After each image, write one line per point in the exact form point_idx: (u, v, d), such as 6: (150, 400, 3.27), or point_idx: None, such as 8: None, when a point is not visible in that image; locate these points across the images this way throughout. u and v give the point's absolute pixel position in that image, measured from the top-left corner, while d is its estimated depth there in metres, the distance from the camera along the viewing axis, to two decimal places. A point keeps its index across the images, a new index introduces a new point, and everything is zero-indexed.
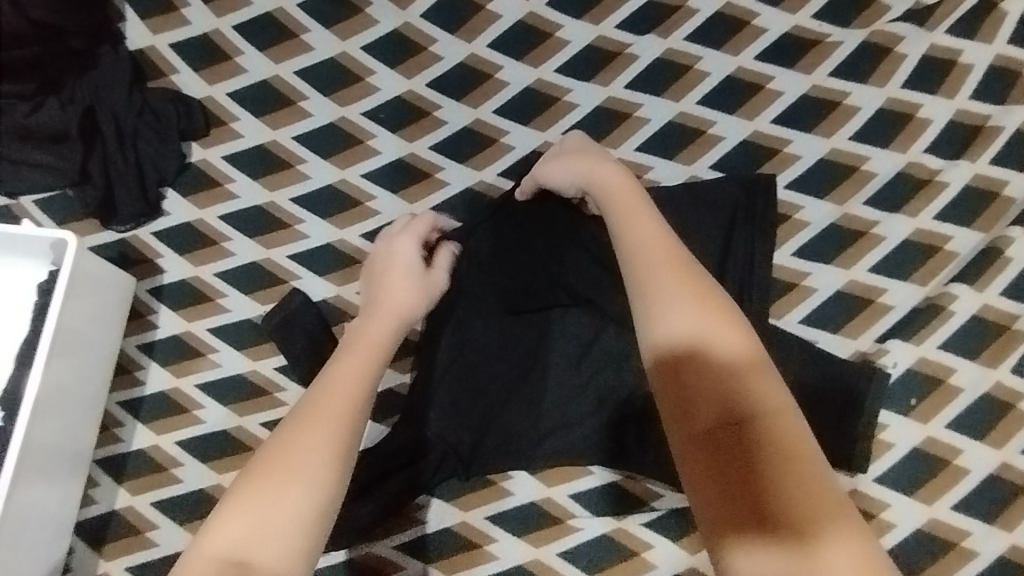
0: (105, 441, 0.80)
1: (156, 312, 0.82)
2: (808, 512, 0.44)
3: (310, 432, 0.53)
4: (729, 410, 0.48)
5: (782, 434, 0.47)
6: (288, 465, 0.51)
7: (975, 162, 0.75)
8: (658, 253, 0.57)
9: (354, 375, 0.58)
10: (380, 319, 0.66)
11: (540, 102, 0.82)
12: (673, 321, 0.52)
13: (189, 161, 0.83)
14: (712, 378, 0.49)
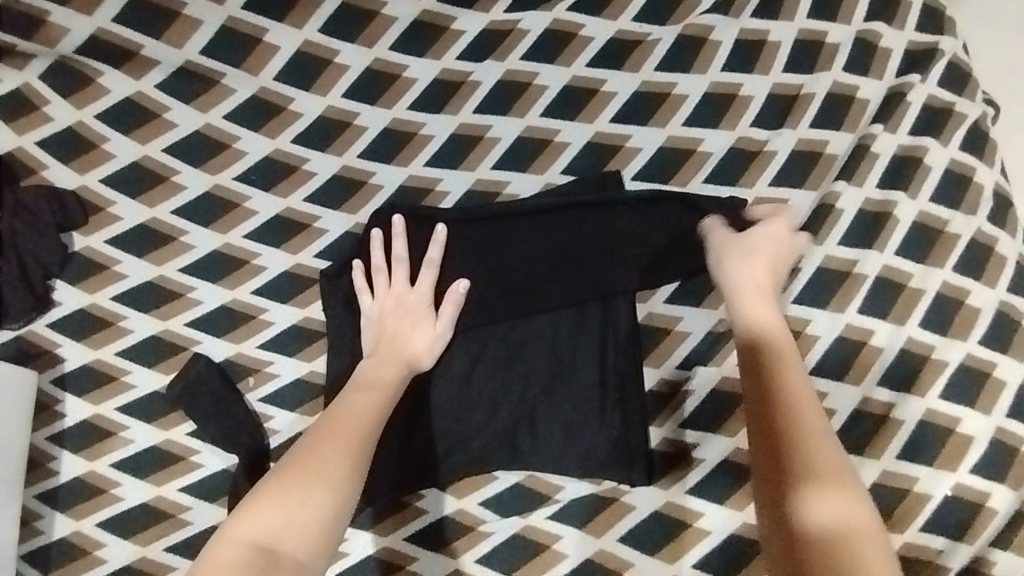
0: (27, 536, 0.82)
1: (62, 401, 0.84)
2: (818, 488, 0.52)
3: (328, 446, 0.60)
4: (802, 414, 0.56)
5: (817, 445, 0.54)
6: (315, 467, 0.58)
7: (796, 129, 0.83)
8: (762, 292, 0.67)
9: (365, 403, 0.65)
10: (388, 364, 0.72)
11: (398, 141, 0.87)
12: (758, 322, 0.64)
13: (72, 252, 0.85)
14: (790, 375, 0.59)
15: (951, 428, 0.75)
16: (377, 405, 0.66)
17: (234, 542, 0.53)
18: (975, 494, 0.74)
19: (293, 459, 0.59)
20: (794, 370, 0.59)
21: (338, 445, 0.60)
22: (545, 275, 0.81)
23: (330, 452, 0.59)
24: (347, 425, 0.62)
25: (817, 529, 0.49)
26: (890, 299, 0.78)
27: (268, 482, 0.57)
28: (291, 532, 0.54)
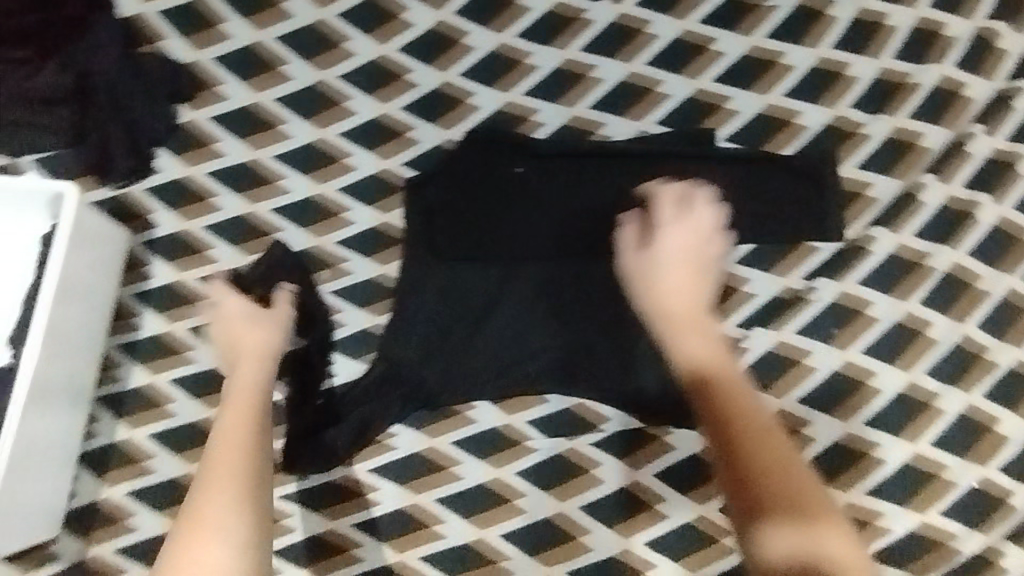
0: (106, 381, 0.86)
1: (150, 264, 0.89)
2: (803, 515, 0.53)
3: (219, 463, 0.64)
4: (758, 444, 0.56)
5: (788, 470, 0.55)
6: (199, 509, 0.60)
7: (895, 117, 0.83)
8: (689, 306, 0.65)
9: (231, 419, 0.69)
10: (246, 364, 0.76)
11: (501, 66, 0.88)
12: (695, 351, 0.62)
13: (178, 124, 0.89)
14: (732, 392, 0.59)
15: (988, 426, 0.77)
16: (247, 415, 0.70)
17: None
18: (999, 490, 0.76)
19: (187, 520, 0.60)
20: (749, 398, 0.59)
21: (224, 485, 0.62)
22: (624, 218, 0.84)
23: (221, 495, 0.61)
24: (223, 456, 0.65)
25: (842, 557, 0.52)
26: (954, 295, 0.80)
27: (173, 546, 0.59)
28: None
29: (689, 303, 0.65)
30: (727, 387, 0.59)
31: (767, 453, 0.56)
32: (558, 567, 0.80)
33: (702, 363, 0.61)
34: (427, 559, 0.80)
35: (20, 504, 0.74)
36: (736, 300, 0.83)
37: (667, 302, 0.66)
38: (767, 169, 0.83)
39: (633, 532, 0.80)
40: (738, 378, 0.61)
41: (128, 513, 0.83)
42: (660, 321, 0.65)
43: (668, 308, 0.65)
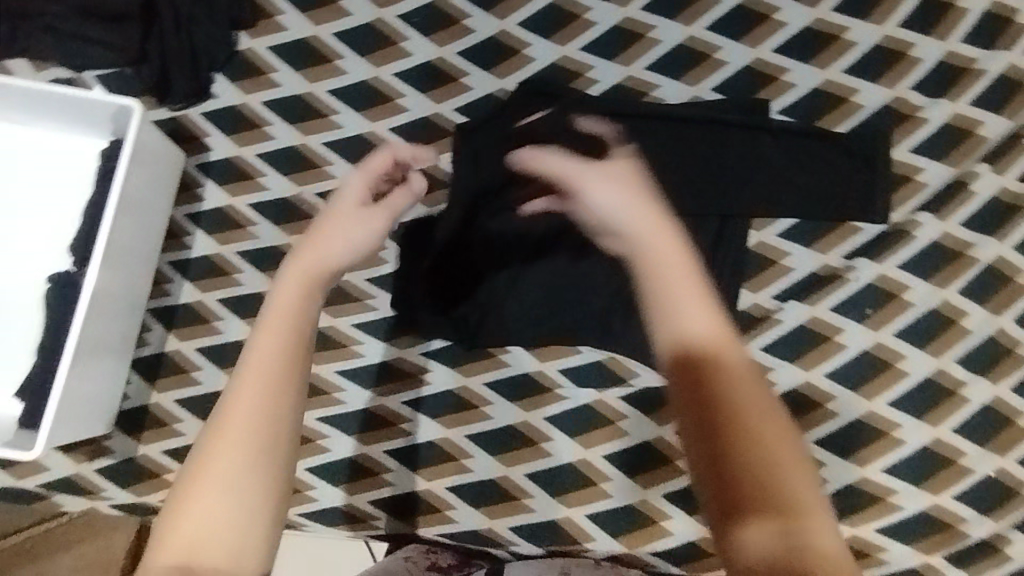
0: (156, 295, 0.90)
1: (203, 186, 0.92)
2: (771, 509, 0.45)
3: (245, 395, 0.52)
4: (733, 433, 0.47)
5: (760, 460, 0.46)
6: (213, 455, 0.51)
7: (956, 103, 0.82)
8: (674, 259, 0.53)
9: (265, 348, 0.54)
10: (293, 280, 0.60)
11: (558, 19, 0.89)
12: (701, 316, 0.50)
13: (237, 51, 0.91)
14: (733, 373, 0.49)
15: (1011, 419, 0.78)
16: (279, 353, 0.54)
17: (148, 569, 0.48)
18: (1015, 481, 0.78)
19: (191, 467, 0.51)
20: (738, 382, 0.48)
21: (242, 442, 0.51)
22: (673, 179, 0.83)
23: (236, 451, 0.51)
24: (241, 404, 0.52)
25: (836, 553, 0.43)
26: (995, 287, 0.80)
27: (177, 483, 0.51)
28: (211, 545, 0.49)
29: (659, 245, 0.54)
30: (726, 372, 0.49)
31: (737, 442, 0.46)
32: (576, 509, 0.83)
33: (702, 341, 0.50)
34: (453, 490, 0.85)
35: (78, 400, 0.78)
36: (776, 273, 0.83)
37: (666, 256, 0.53)
38: (818, 144, 0.83)
39: (651, 484, 0.83)
40: (740, 354, 0.50)
41: (175, 420, 0.86)
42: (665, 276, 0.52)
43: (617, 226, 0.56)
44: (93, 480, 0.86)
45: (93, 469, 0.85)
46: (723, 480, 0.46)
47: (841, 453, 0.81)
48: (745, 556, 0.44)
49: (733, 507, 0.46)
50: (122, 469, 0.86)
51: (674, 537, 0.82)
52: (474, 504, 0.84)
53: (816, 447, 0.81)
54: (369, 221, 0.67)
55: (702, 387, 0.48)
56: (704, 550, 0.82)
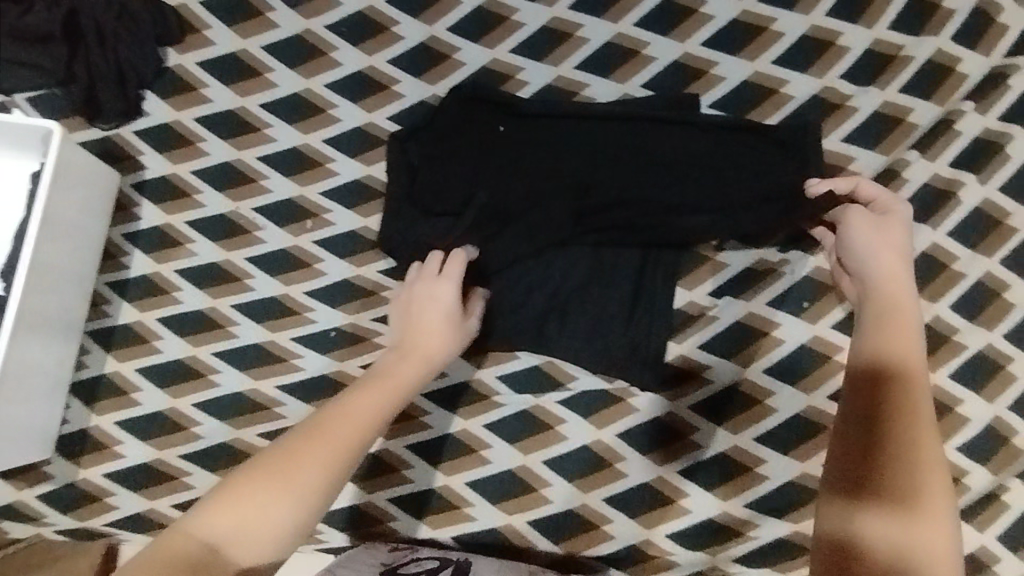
0: (95, 316, 0.89)
1: (138, 206, 0.90)
2: (897, 494, 0.59)
3: (339, 418, 0.63)
4: (900, 438, 0.61)
5: (914, 463, 0.60)
6: (292, 462, 0.59)
7: (885, 91, 0.82)
8: (903, 310, 0.69)
9: (368, 405, 0.66)
10: (410, 360, 0.73)
11: (488, 22, 0.88)
12: (897, 346, 0.66)
13: (166, 68, 0.90)
14: (916, 389, 0.64)
15: (950, 406, 0.78)
16: (376, 410, 0.66)
17: (192, 533, 0.54)
18: (955, 469, 0.78)
19: (270, 457, 0.59)
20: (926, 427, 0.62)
21: (322, 449, 0.60)
22: (607, 177, 0.83)
23: (315, 455, 0.60)
24: (333, 430, 0.62)
25: (869, 538, 0.58)
26: (930, 275, 0.80)
27: (249, 467, 0.59)
28: (250, 537, 0.55)
29: (893, 289, 0.70)
30: (910, 387, 0.64)
31: (891, 439, 0.62)
32: (517, 517, 0.81)
33: (894, 370, 0.65)
34: (393, 501, 0.83)
35: (11, 428, 0.78)
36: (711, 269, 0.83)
37: (882, 327, 0.68)
38: (750, 138, 0.82)
39: (592, 488, 0.81)
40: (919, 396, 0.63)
41: (115, 441, 0.87)
42: (879, 305, 0.70)
43: (878, 290, 0.71)
44: (36, 506, 0.86)
45: (34, 495, 0.86)
46: (872, 471, 0.61)
47: (781, 449, 0.79)
48: (865, 529, 0.59)
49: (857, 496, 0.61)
50: (67, 491, 0.86)
51: (617, 540, 0.80)
52: (414, 515, 0.83)
53: (755, 444, 0.80)
54: (453, 326, 0.76)
55: (879, 397, 0.65)
56: (649, 553, 0.80)
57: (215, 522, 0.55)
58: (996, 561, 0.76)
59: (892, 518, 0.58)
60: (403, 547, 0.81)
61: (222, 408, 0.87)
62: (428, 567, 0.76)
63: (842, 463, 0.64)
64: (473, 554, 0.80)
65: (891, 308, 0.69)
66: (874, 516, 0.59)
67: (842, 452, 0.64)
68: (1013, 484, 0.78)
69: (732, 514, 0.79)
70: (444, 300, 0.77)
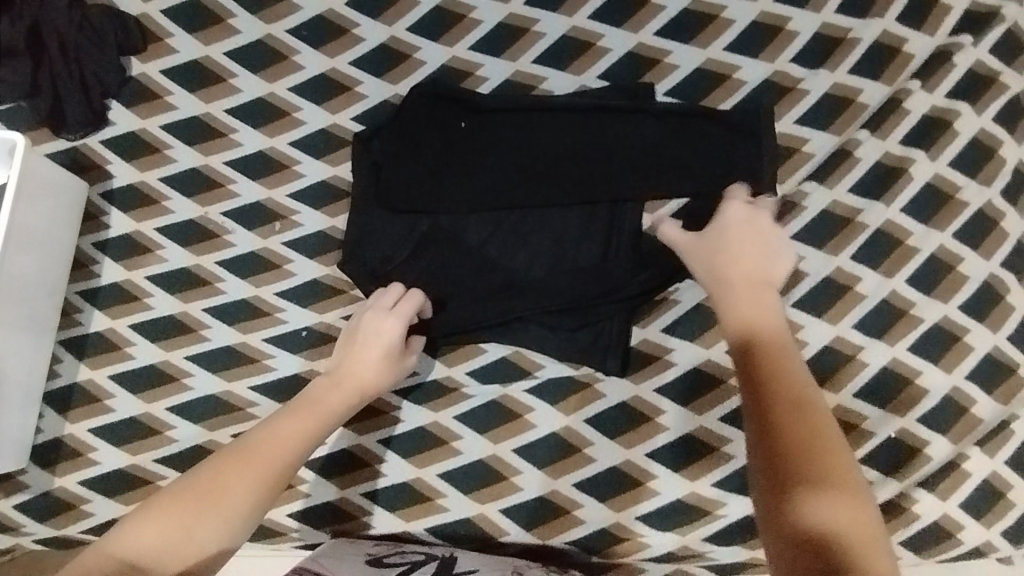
0: (67, 325, 0.90)
1: (107, 214, 0.91)
2: (820, 475, 0.50)
3: (263, 444, 0.66)
4: (788, 411, 0.53)
5: (822, 435, 0.52)
6: (215, 488, 0.62)
7: (834, 73, 0.84)
8: (755, 286, 0.66)
9: (291, 430, 0.68)
10: (339, 392, 0.74)
11: (445, 20, 0.90)
12: (754, 314, 0.62)
13: (130, 77, 0.91)
14: (782, 358, 0.58)
15: (910, 378, 0.80)
16: (298, 438, 0.68)
17: (111, 553, 0.57)
18: (917, 440, 0.79)
19: (194, 481, 0.62)
20: (812, 390, 0.55)
21: (245, 477, 0.63)
22: (566, 168, 0.85)
23: (236, 480, 0.63)
24: (255, 454, 0.65)
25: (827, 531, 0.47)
26: (886, 252, 0.81)
27: (172, 492, 0.62)
28: (168, 555, 0.58)
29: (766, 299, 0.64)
30: (776, 354, 0.58)
31: (782, 402, 0.53)
32: (489, 505, 0.83)
33: (765, 332, 0.61)
34: (367, 496, 0.84)
35: None
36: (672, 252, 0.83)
37: (739, 305, 0.64)
38: (704, 124, 0.84)
39: (562, 474, 0.82)
40: (797, 365, 0.58)
41: (89, 448, 0.88)
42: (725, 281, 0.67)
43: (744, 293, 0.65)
44: (15, 514, 0.87)
45: (11, 505, 0.87)
46: (782, 453, 0.51)
47: None
48: (811, 523, 0.48)
49: (781, 486, 0.50)
50: (44, 499, 0.87)
51: (587, 524, 0.81)
52: (389, 508, 0.84)
53: (720, 423, 0.81)
54: (390, 364, 0.77)
55: (756, 365, 0.57)
56: (619, 536, 0.81)
57: (141, 532, 0.59)
58: (959, 529, 0.79)
59: (819, 504, 0.48)
60: (385, 542, 0.81)
61: (196, 411, 0.88)
62: (413, 558, 0.77)
63: (760, 447, 0.52)
64: (458, 549, 0.80)
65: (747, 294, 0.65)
66: (813, 502, 0.49)
67: (753, 438, 0.53)
68: (973, 452, 0.79)
69: (700, 493, 0.81)
70: (390, 334, 0.77)
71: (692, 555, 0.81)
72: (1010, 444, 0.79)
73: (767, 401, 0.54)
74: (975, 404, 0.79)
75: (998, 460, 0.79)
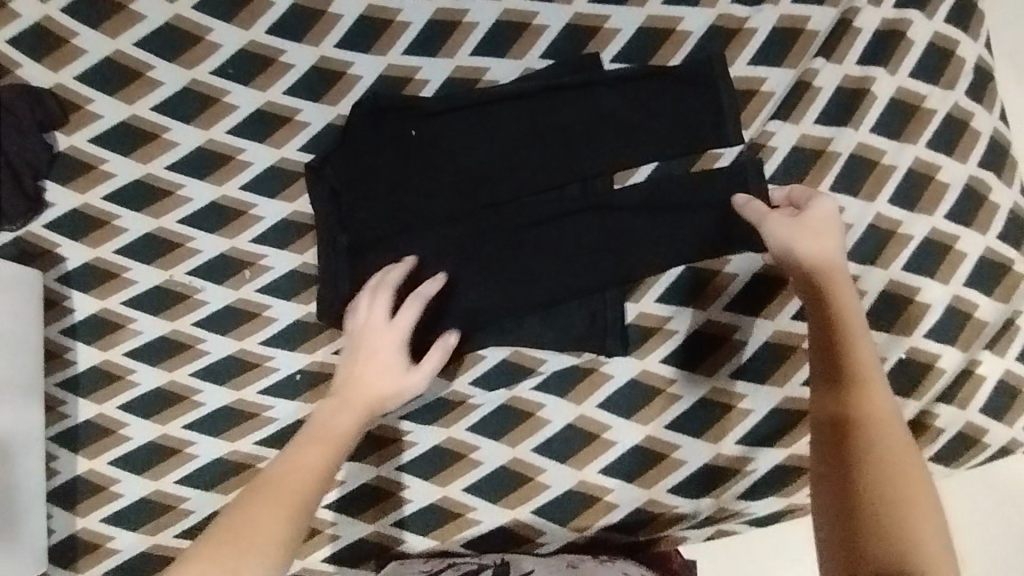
0: (54, 420, 0.87)
1: (69, 298, 0.87)
2: (869, 399, 0.55)
3: (263, 513, 0.55)
4: (846, 328, 0.58)
5: (864, 356, 0.57)
6: (251, 535, 0.54)
7: (777, 5, 0.82)
8: (815, 235, 0.64)
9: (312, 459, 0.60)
10: (349, 410, 0.65)
11: (374, 28, 0.86)
12: (807, 240, 0.64)
13: (58, 153, 0.87)
14: (839, 280, 0.61)
15: (911, 297, 0.79)
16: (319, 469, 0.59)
17: None
18: (928, 356, 0.79)
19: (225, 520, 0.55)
20: (856, 310, 0.59)
21: (270, 518, 0.55)
22: (527, 155, 0.82)
23: (267, 524, 0.55)
24: (277, 496, 0.56)
25: (873, 451, 0.52)
26: (863, 175, 0.80)
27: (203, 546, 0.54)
28: None
29: (825, 250, 0.63)
30: (832, 279, 0.61)
31: (839, 318, 0.59)
32: (521, 509, 0.82)
33: (815, 260, 0.63)
34: (398, 525, 0.83)
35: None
36: (654, 218, 0.81)
37: (804, 245, 0.64)
38: (657, 82, 0.82)
39: (585, 463, 0.81)
40: (846, 292, 0.61)
41: (109, 536, 0.86)
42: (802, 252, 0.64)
43: (811, 261, 0.63)
44: None
45: None
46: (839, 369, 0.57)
47: (758, 380, 0.80)
48: (866, 442, 0.53)
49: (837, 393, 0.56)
50: None
51: (621, 507, 0.81)
52: (423, 532, 0.82)
53: (732, 380, 0.81)
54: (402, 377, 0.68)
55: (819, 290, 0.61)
56: (655, 512, 0.81)
57: None
58: (984, 434, 0.79)
59: (869, 425, 0.53)
60: (434, 558, 0.81)
61: (206, 478, 0.86)
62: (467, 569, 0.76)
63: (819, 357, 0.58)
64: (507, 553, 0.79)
65: (809, 228, 0.65)
66: (858, 419, 0.54)
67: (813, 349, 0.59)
68: (982, 356, 0.80)
69: (726, 454, 0.80)
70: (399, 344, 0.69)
71: (730, 514, 0.81)
72: (1015, 341, 0.80)
73: (826, 312, 0.60)
74: (978, 309, 0.79)
75: (1007, 358, 0.80)
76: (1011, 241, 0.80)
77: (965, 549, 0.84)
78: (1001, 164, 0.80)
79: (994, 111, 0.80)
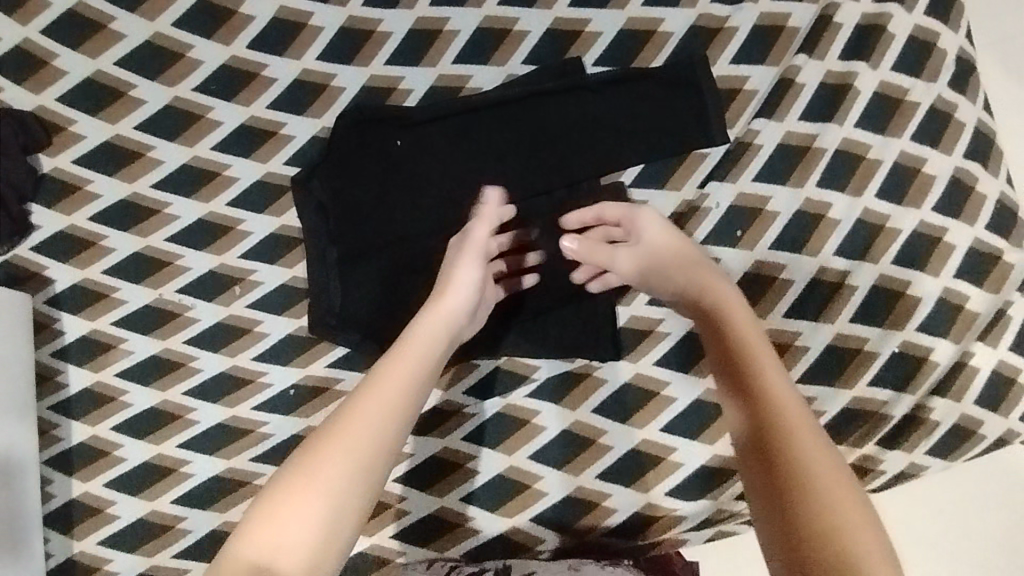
0: (47, 444, 0.86)
1: (58, 320, 0.87)
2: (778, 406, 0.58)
3: (326, 456, 0.54)
4: (747, 348, 0.64)
5: (767, 370, 0.61)
6: (316, 474, 0.54)
7: (758, 3, 0.82)
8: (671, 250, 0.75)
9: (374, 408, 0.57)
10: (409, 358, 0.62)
11: (355, 39, 0.86)
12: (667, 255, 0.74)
13: (43, 175, 0.86)
14: (727, 299, 0.69)
15: (902, 290, 0.79)
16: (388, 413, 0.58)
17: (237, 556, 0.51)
18: (920, 349, 0.79)
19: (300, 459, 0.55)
20: (750, 330, 0.65)
21: (332, 468, 0.54)
22: (513, 162, 0.82)
23: (322, 475, 0.53)
24: (338, 440, 0.55)
25: (794, 446, 0.55)
26: (849, 171, 0.80)
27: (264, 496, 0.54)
28: (284, 549, 0.51)
29: (681, 263, 0.72)
30: (719, 298, 0.69)
31: (735, 340, 0.65)
32: (519, 517, 0.81)
33: (694, 284, 0.71)
34: (397, 537, 0.82)
35: None
36: None
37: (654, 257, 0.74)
38: (640, 84, 0.82)
39: (582, 468, 0.81)
40: (736, 314, 0.67)
41: (107, 558, 0.86)
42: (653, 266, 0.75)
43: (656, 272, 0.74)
44: None
45: None
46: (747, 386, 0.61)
47: None
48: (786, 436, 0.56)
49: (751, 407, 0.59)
50: None
51: (619, 511, 0.81)
52: (422, 543, 0.82)
53: None
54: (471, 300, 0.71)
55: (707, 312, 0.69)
56: (653, 515, 0.81)
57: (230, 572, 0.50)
58: (979, 425, 0.79)
59: (786, 426, 0.56)
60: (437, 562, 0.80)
61: (203, 496, 0.86)
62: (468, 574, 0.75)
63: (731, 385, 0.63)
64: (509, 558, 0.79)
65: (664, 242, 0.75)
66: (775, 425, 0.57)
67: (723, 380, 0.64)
68: (974, 346, 0.79)
69: (723, 454, 0.80)
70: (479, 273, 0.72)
71: (729, 515, 0.81)
72: (1007, 331, 0.80)
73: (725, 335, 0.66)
74: (968, 300, 0.79)
75: (1000, 349, 0.79)
76: (1000, 231, 0.79)
77: (964, 541, 0.84)
78: (987, 154, 0.80)
79: (978, 102, 0.80)
